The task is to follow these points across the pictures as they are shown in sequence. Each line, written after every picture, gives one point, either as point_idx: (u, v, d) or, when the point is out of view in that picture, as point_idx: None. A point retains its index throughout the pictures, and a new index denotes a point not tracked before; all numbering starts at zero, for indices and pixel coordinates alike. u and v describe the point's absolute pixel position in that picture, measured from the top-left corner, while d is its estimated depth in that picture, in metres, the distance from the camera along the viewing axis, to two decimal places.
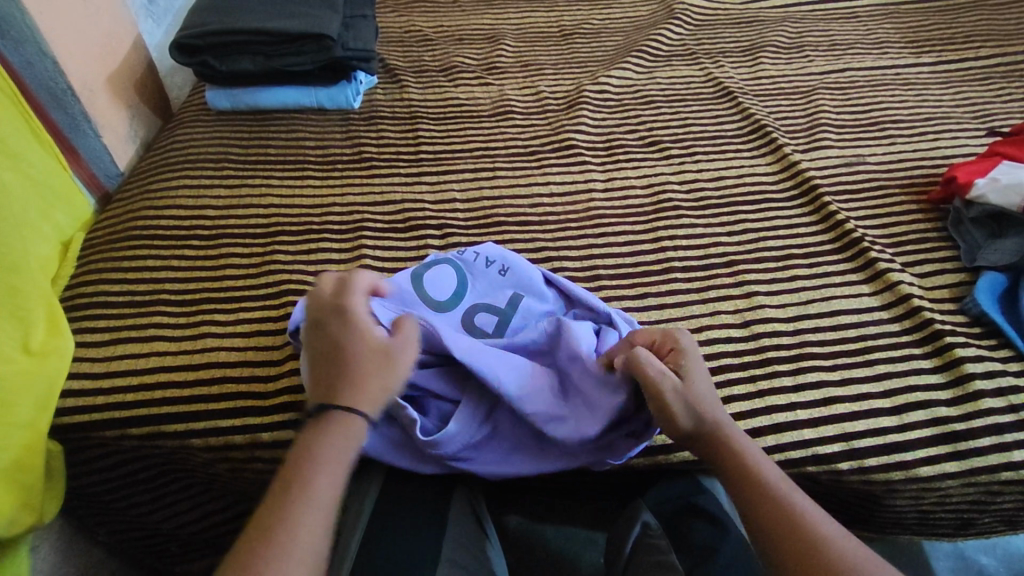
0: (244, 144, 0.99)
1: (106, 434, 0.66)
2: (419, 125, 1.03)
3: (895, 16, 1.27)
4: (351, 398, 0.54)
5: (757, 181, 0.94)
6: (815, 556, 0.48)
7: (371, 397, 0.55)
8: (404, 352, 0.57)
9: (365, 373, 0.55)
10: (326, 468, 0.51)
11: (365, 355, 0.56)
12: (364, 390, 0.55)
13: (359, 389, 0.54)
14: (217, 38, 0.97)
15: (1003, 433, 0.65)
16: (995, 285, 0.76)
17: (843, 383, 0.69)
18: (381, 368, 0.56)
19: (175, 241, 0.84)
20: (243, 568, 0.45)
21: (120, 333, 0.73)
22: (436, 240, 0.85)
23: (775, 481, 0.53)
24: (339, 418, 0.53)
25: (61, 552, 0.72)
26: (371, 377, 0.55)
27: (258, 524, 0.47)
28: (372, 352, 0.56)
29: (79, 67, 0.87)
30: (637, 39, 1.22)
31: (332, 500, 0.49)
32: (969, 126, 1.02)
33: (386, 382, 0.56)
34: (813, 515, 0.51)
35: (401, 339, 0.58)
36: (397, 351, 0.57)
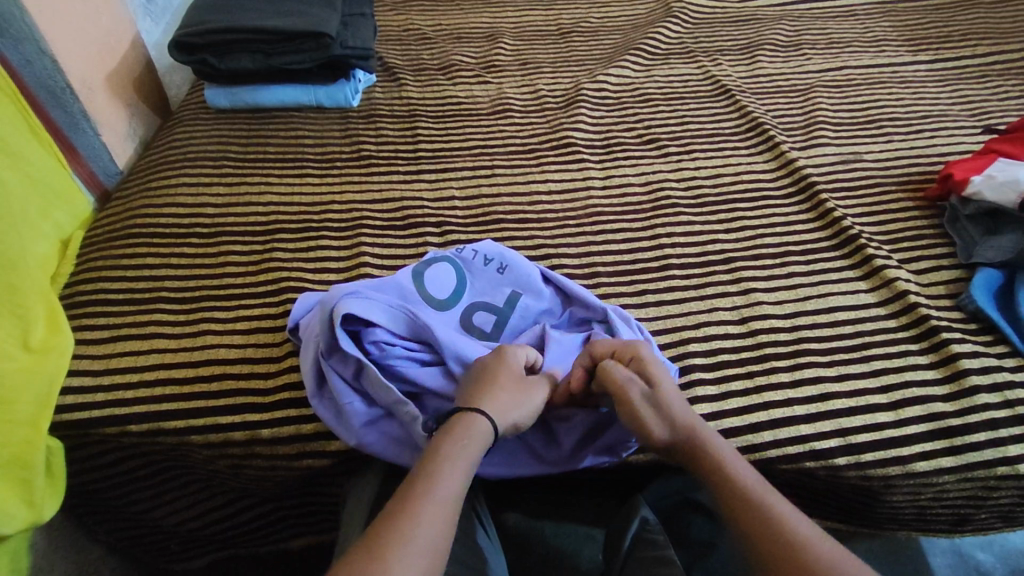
0: (243, 142, 1.00)
1: (106, 431, 0.66)
2: (417, 123, 1.03)
3: (892, 14, 1.27)
4: (497, 419, 0.57)
5: (755, 178, 0.94)
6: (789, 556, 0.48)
7: (508, 425, 0.58)
8: (542, 391, 0.61)
9: (512, 402, 0.59)
10: (453, 473, 0.52)
11: (513, 385, 0.60)
12: (507, 419, 0.58)
13: (505, 415, 0.58)
14: (215, 36, 0.98)
15: (999, 428, 0.65)
16: (991, 282, 0.76)
17: (841, 379, 0.69)
18: (527, 401, 0.60)
19: (174, 239, 0.84)
20: (381, 545, 0.46)
21: (120, 330, 0.73)
22: (435, 238, 0.86)
23: (751, 484, 0.54)
24: (475, 433, 0.56)
25: (62, 549, 0.73)
26: (517, 407, 0.59)
27: (390, 509, 0.49)
28: (515, 383, 0.60)
29: (77, 65, 0.87)
30: (636, 37, 1.22)
31: (455, 492, 0.51)
32: (966, 124, 1.02)
33: (522, 414, 0.59)
34: (790, 517, 0.51)
35: (540, 380, 0.62)
36: (531, 388, 0.61)
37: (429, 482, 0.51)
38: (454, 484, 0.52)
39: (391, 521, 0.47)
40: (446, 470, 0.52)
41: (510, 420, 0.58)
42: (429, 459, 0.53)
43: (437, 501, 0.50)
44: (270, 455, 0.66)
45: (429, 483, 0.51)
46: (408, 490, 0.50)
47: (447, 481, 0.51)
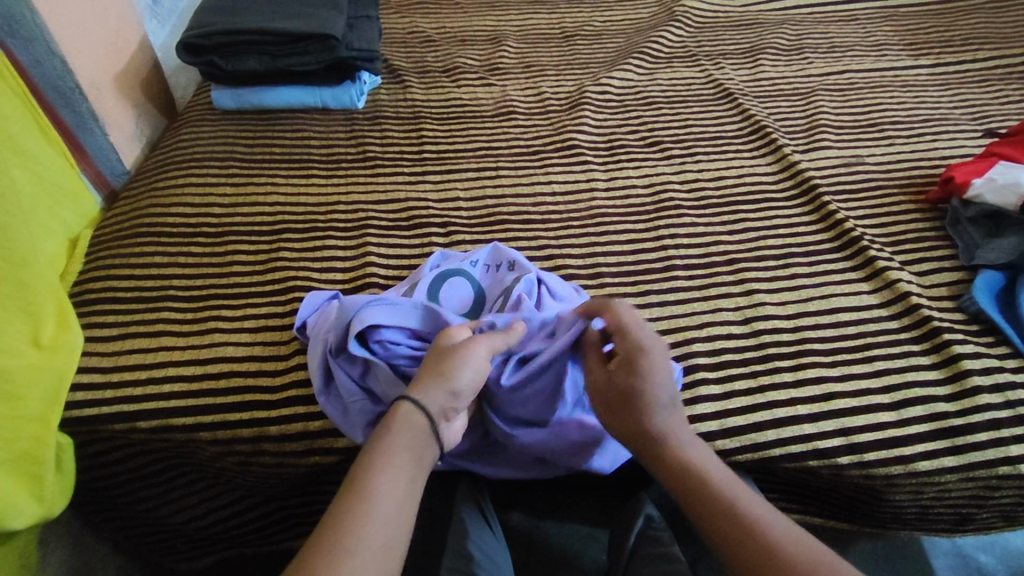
0: (249, 143, 1.00)
1: (114, 428, 0.67)
2: (422, 125, 1.04)
3: (893, 19, 1.28)
4: (424, 388, 0.55)
5: (757, 181, 0.95)
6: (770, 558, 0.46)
7: (438, 388, 0.55)
8: (478, 351, 0.58)
9: (438, 366, 0.56)
10: (394, 467, 0.51)
11: (444, 352, 0.58)
12: (435, 381, 0.55)
13: (434, 381, 0.55)
14: (223, 37, 0.98)
15: (1000, 428, 0.66)
16: (993, 283, 0.77)
17: (843, 379, 0.70)
18: (452, 360, 0.56)
19: (182, 238, 0.85)
20: (324, 553, 0.44)
21: (128, 328, 0.74)
22: (440, 238, 0.86)
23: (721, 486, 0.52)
24: (403, 413, 0.54)
25: (68, 547, 0.73)
26: (445, 369, 0.56)
27: (333, 514, 0.47)
28: (444, 350, 0.58)
29: (86, 65, 0.88)
30: (638, 41, 1.23)
31: (398, 493, 0.49)
32: (967, 127, 1.03)
33: (458, 375, 0.56)
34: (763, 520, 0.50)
35: (481, 340, 0.59)
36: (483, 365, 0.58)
37: (373, 477, 0.49)
38: (400, 473, 0.51)
39: (332, 529, 0.46)
40: (385, 467, 0.50)
41: (438, 383, 0.55)
42: (366, 460, 0.51)
43: (381, 501, 0.48)
44: (277, 453, 0.66)
45: (368, 485, 0.49)
46: (343, 498, 0.48)
47: (387, 477, 0.50)
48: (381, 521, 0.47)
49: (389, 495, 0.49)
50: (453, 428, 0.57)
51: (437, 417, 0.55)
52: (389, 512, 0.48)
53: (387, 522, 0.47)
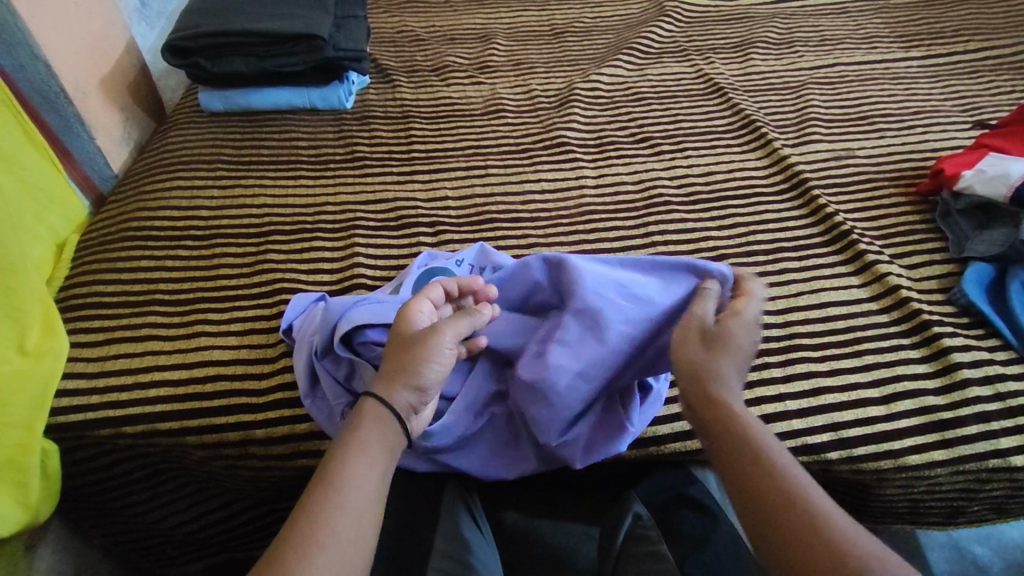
0: (238, 145, 1.00)
1: (100, 434, 0.67)
2: (411, 124, 1.04)
3: (884, 11, 1.27)
4: (388, 388, 0.53)
5: (747, 175, 0.94)
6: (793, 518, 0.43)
7: (404, 386, 0.53)
8: (444, 343, 0.55)
9: (406, 359, 0.54)
10: (367, 459, 0.50)
11: (409, 342, 0.55)
12: (399, 380, 0.54)
13: (399, 380, 0.54)
14: (208, 39, 0.98)
15: (989, 421, 0.65)
16: (982, 276, 0.77)
17: (832, 374, 0.70)
18: (420, 355, 0.54)
19: (168, 242, 0.85)
20: (295, 553, 0.44)
21: (114, 333, 0.74)
22: (428, 238, 0.86)
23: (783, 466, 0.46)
24: (369, 411, 0.53)
25: (58, 553, 0.73)
26: (413, 364, 0.54)
27: (305, 509, 0.46)
28: (414, 338, 0.55)
29: (72, 70, 0.87)
30: (628, 37, 1.22)
31: (370, 487, 0.49)
32: (958, 119, 1.02)
33: (425, 372, 0.54)
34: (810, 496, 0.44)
35: (451, 329, 0.56)
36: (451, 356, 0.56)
37: (344, 471, 0.49)
38: (372, 466, 0.50)
39: (303, 526, 0.45)
40: (359, 456, 0.50)
41: (404, 382, 0.54)
42: (336, 452, 0.50)
43: (354, 491, 0.48)
44: (264, 456, 0.66)
45: (340, 474, 0.48)
46: (315, 490, 0.48)
47: (360, 467, 0.49)
48: (353, 512, 0.47)
49: (362, 485, 0.48)
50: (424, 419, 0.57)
51: (404, 416, 0.54)
52: (362, 501, 0.48)
53: (360, 511, 0.47)
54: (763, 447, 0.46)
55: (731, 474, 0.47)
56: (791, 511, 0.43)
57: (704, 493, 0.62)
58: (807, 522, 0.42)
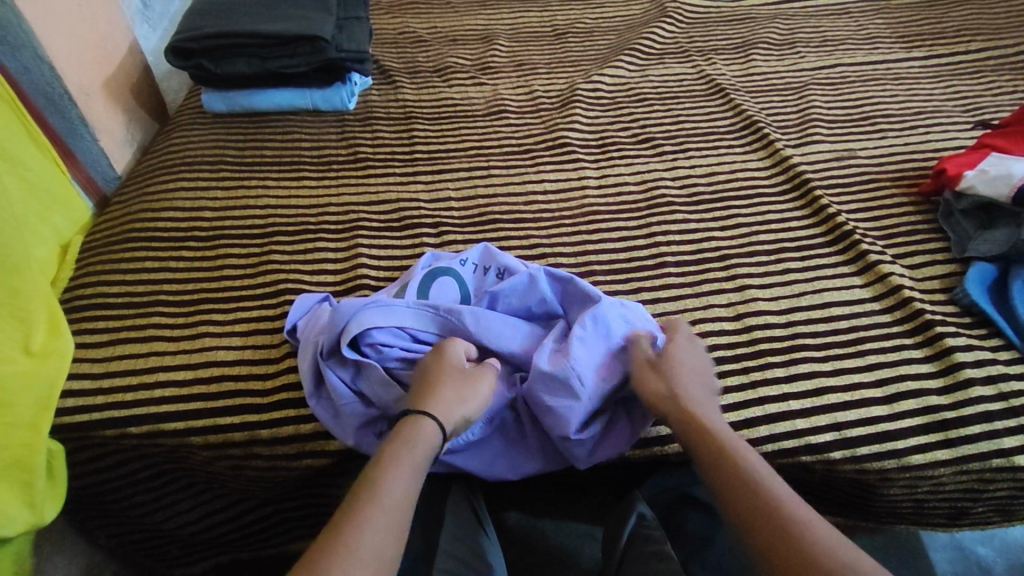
0: (241, 146, 1.00)
1: (105, 434, 0.67)
2: (413, 125, 1.04)
3: (885, 11, 1.28)
4: (448, 413, 0.56)
5: (750, 176, 0.95)
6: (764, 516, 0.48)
7: (461, 414, 0.56)
8: (489, 383, 0.60)
9: (461, 390, 0.57)
10: (408, 468, 0.52)
11: (460, 375, 0.58)
12: (458, 407, 0.56)
13: (458, 406, 0.56)
14: (211, 41, 0.98)
15: (993, 421, 0.65)
16: (984, 275, 0.77)
17: (835, 373, 0.70)
18: (473, 390, 0.58)
19: (172, 243, 0.85)
20: (339, 550, 0.45)
21: (119, 333, 0.74)
22: (431, 239, 0.86)
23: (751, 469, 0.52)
24: (427, 431, 0.54)
25: (63, 553, 0.73)
26: (468, 395, 0.57)
27: (349, 511, 0.48)
28: (462, 372, 0.59)
29: (75, 71, 0.87)
30: (630, 38, 1.22)
31: (408, 497, 0.50)
32: (959, 119, 1.03)
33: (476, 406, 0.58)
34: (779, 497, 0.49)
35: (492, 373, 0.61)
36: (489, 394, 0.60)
37: (385, 479, 0.50)
38: (412, 476, 0.51)
39: (347, 527, 0.46)
40: (401, 470, 0.51)
41: (461, 410, 0.56)
42: (380, 464, 0.51)
43: (394, 503, 0.49)
44: (269, 456, 0.66)
45: (381, 486, 0.50)
46: (356, 499, 0.49)
47: (401, 480, 0.50)
48: (392, 522, 0.48)
49: (401, 498, 0.50)
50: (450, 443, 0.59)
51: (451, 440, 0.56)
52: (401, 513, 0.49)
53: (398, 522, 0.48)
54: (741, 457, 0.53)
55: (712, 479, 0.52)
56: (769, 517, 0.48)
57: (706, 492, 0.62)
58: (784, 528, 0.47)
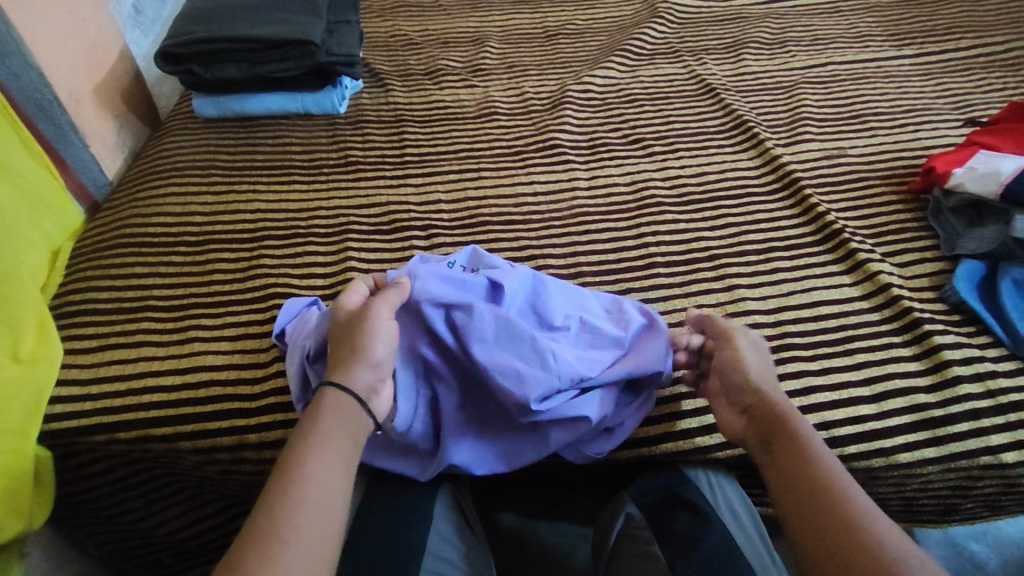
0: (232, 150, 1.00)
1: (93, 440, 0.67)
2: (404, 128, 1.04)
3: (876, 10, 1.28)
4: (343, 374, 0.55)
5: (739, 175, 0.95)
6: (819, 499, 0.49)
7: (356, 365, 0.55)
8: (380, 317, 0.58)
9: (353, 343, 0.56)
10: (328, 449, 0.50)
11: (349, 331, 0.58)
12: (352, 363, 0.55)
13: (351, 362, 0.55)
14: (200, 46, 0.98)
15: (980, 418, 0.65)
16: (973, 273, 0.77)
17: (823, 372, 0.70)
18: (364, 335, 0.57)
19: (162, 248, 0.85)
20: (262, 545, 0.44)
21: (108, 339, 0.74)
22: (421, 241, 0.86)
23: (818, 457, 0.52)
24: (330, 399, 0.53)
25: (54, 559, 0.73)
26: (359, 344, 0.56)
27: (268, 504, 0.46)
28: (353, 327, 0.58)
29: (65, 78, 0.88)
30: (620, 39, 1.23)
31: (331, 478, 0.49)
32: (949, 117, 1.03)
33: (373, 347, 0.56)
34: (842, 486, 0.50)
35: (384, 307, 0.59)
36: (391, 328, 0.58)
37: (303, 465, 0.49)
38: (332, 457, 0.50)
39: (267, 521, 0.45)
40: (321, 451, 0.50)
41: (355, 362, 0.55)
42: (296, 447, 0.50)
43: (316, 485, 0.48)
44: (257, 460, 0.67)
45: (301, 471, 0.48)
46: (275, 487, 0.47)
47: (322, 457, 0.49)
48: (314, 505, 0.47)
49: (323, 478, 0.48)
50: (385, 400, 0.57)
51: (365, 394, 0.55)
52: (324, 494, 0.48)
53: (320, 505, 0.47)
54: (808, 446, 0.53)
55: (776, 462, 0.53)
56: (821, 503, 0.49)
57: (697, 494, 0.62)
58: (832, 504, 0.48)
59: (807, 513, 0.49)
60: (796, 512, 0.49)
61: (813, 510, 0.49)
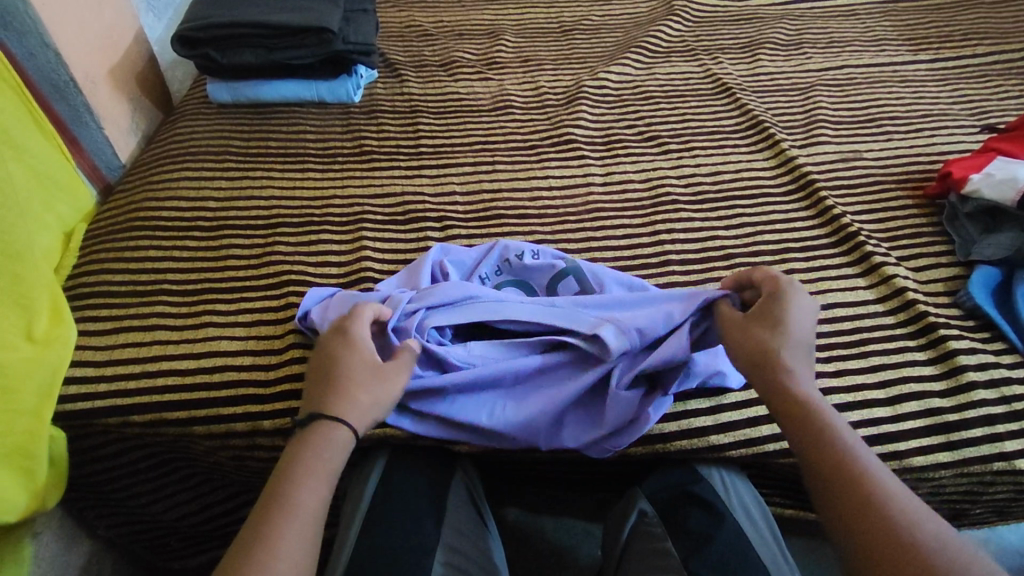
0: (245, 136, 1.00)
1: (107, 422, 0.67)
2: (420, 119, 1.04)
3: (892, 14, 1.27)
4: (352, 413, 0.54)
5: (755, 176, 0.94)
6: (863, 497, 0.47)
7: (368, 414, 0.55)
8: (397, 371, 0.58)
9: (366, 391, 0.56)
10: (318, 475, 0.51)
11: (360, 373, 0.57)
12: (363, 406, 0.55)
13: (362, 407, 0.55)
14: (218, 30, 0.98)
15: (994, 424, 0.66)
16: (989, 279, 0.77)
17: (838, 374, 0.70)
18: (379, 385, 0.56)
19: (176, 232, 0.85)
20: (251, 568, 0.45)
21: (122, 321, 0.74)
22: (436, 232, 0.86)
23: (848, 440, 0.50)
24: (336, 436, 0.53)
25: (64, 541, 0.73)
26: (375, 395, 0.56)
27: (257, 525, 0.48)
28: (359, 367, 0.57)
29: (81, 60, 0.87)
30: (636, 35, 1.22)
31: (316, 506, 0.50)
32: (965, 123, 1.03)
33: (385, 399, 0.56)
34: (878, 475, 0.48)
35: (397, 358, 0.58)
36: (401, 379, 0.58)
37: (293, 491, 0.50)
38: (320, 481, 0.51)
39: (256, 542, 0.46)
40: (310, 477, 0.51)
41: (370, 409, 0.55)
42: (288, 472, 0.51)
43: (301, 511, 0.49)
44: (271, 446, 0.67)
45: (291, 499, 0.49)
46: (264, 515, 0.48)
47: (311, 482, 0.51)
48: (301, 530, 0.48)
49: (310, 507, 0.49)
50: None
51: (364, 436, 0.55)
52: (309, 521, 0.49)
53: (310, 529, 0.48)
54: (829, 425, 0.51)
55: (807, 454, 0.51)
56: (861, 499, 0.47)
57: (711, 492, 0.62)
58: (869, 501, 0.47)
59: (838, 484, 0.48)
60: (845, 522, 0.47)
61: (859, 515, 0.46)
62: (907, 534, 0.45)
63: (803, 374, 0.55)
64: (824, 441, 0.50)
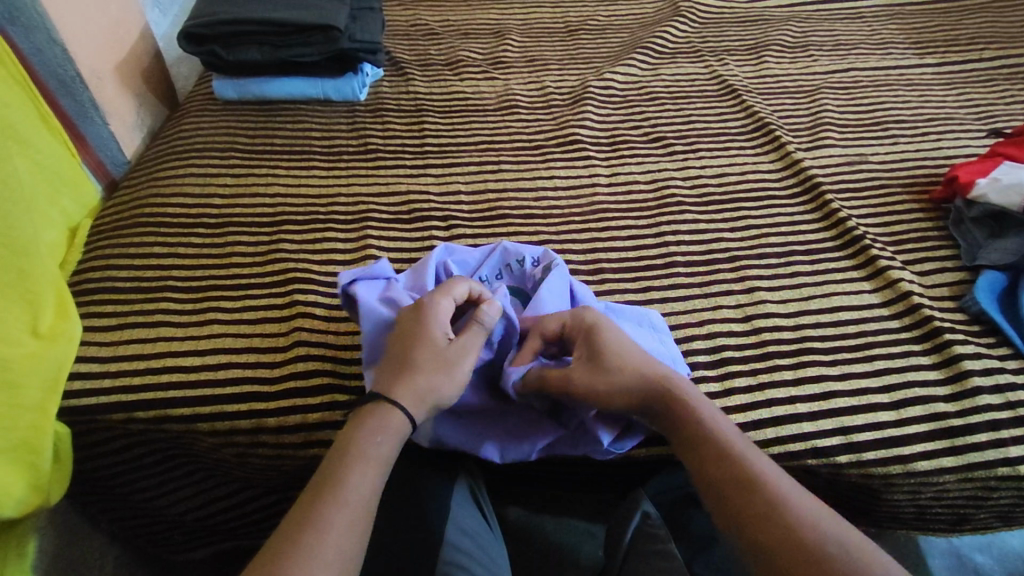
0: (251, 133, 1.00)
1: (111, 418, 0.67)
2: (425, 118, 1.04)
3: (899, 17, 1.27)
4: (413, 400, 0.55)
5: (760, 178, 0.94)
6: (755, 499, 0.50)
7: (430, 402, 0.55)
8: (465, 361, 0.57)
9: (434, 378, 0.56)
10: (368, 466, 0.51)
11: (431, 359, 0.56)
12: (426, 395, 0.55)
13: (425, 394, 0.55)
14: (225, 27, 0.98)
15: (999, 429, 0.65)
16: (995, 284, 0.77)
17: (843, 378, 0.70)
18: (447, 373, 0.56)
19: (182, 228, 0.85)
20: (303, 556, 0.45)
21: (127, 317, 0.74)
22: (441, 232, 0.86)
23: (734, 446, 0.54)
24: (392, 421, 0.53)
25: (67, 536, 0.73)
26: (439, 383, 0.56)
27: (308, 512, 0.48)
28: (430, 351, 0.57)
29: (87, 55, 0.87)
30: (642, 36, 1.22)
31: (367, 497, 0.49)
32: (971, 127, 1.02)
33: (448, 389, 0.56)
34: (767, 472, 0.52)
35: (468, 347, 0.58)
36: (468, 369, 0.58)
37: (344, 479, 0.49)
38: (370, 472, 0.51)
39: (308, 529, 0.46)
40: (360, 466, 0.50)
41: (432, 398, 0.55)
42: (339, 460, 0.51)
43: (352, 502, 0.49)
44: (275, 444, 0.67)
45: (341, 488, 0.49)
46: (317, 501, 0.48)
47: (362, 472, 0.50)
48: (351, 521, 0.48)
49: (360, 497, 0.49)
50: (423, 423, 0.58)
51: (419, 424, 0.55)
52: (358, 512, 0.48)
53: (358, 527, 0.48)
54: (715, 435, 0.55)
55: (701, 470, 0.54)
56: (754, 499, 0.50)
57: None
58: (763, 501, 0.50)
59: (728, 493, 0.52)
60: (746, 526, 0.50)
61: (754, 518, 0.50)
62: (799, 523, 0.48)
63: (679, 393, 0.58)
64: (708, 452, 0.54)
